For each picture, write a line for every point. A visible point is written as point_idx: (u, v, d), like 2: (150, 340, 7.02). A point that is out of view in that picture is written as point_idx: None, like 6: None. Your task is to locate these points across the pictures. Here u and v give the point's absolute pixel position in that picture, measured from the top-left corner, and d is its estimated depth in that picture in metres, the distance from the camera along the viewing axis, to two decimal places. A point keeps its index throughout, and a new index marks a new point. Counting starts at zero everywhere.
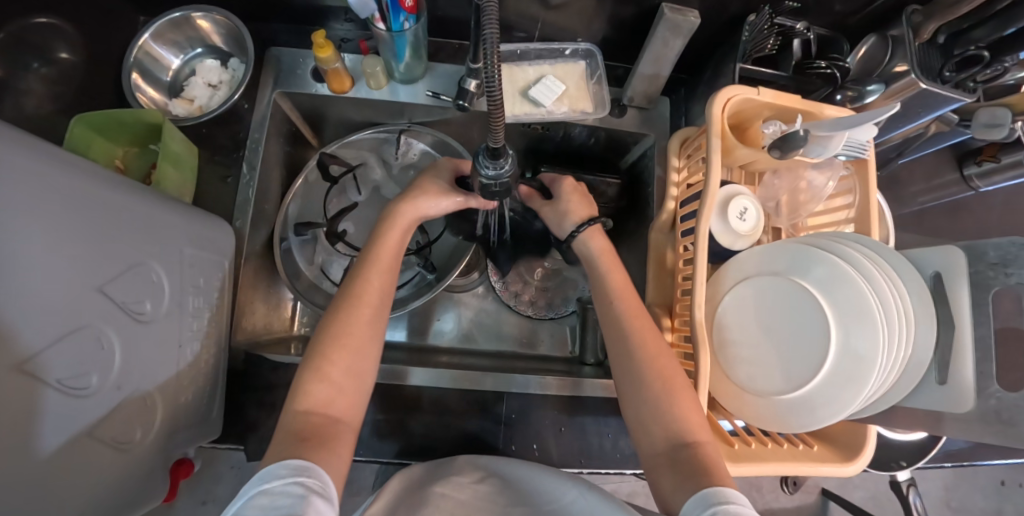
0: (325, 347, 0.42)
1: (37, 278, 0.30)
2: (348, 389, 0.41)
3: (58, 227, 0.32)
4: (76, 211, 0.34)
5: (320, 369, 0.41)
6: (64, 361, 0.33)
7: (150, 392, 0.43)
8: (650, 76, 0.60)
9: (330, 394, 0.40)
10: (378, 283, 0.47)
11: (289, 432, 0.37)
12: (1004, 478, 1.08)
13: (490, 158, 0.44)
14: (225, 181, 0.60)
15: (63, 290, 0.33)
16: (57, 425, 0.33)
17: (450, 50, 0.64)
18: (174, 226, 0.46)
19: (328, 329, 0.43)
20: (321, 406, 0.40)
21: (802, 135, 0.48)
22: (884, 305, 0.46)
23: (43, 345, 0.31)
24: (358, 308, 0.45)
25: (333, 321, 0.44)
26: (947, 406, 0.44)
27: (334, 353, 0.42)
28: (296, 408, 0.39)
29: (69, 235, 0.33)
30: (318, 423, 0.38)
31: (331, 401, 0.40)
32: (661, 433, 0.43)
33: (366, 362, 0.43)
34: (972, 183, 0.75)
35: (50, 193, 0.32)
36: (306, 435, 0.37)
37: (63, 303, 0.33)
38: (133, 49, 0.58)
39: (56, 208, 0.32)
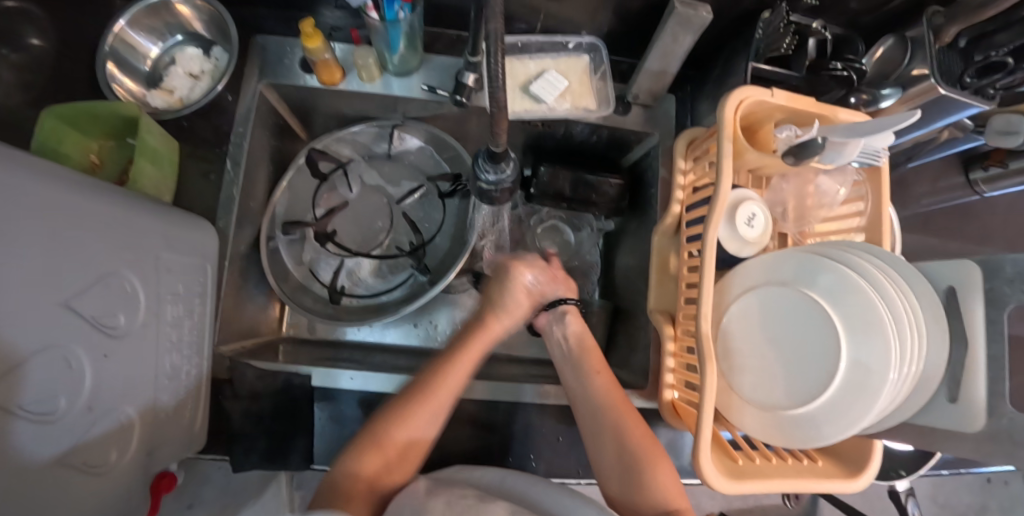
0: (389, 421, 0.47)
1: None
2: (392, 464, 0.46)
3: (17, 238, 0.29)
4: (39, 221, 0.31)
5: (378, 441, 0.46)
6: (29, 386, 0.30)
7: (125, 413, 0.40)
8: (657, 72, 0.57)
9: (378, 466, 0.45)
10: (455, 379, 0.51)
11: (334, 487, 0.43)
12: (989, 475, 1.09)
13: (490, 163, 0.42)
14: (207, 178, 0.57)
15: (24, 308, 0.30)
16: (23, 454, 0.30)
17: (447, 41, 0.61)
18: (151, 231, 0.43)
19: (393, 411, 0.48)
20: (370, 477, 0.45)
21: (819, 143, 0.46)
22: (896, 318, 0.44)
23: (5, 370, 0.28)
24: (420, 404, 0.48)
25: (403, 399, 0.49)
26: (957, 425, 0.43)
27: (393, 429, 0.47)
28: (351, 470, 0.45)
29: (30, 248, 0.30)
30: (358, 489, 0.43)
31: (377, 472, 0.45)
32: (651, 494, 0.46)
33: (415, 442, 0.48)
34: (978, 187, 0.73)
35: (8, 203, 0.29)
36: (347, 497, 0.43)
37: (24, 323, 0.30)
38: (108, 36, 0.54)
39: (14, 218, 0.29)
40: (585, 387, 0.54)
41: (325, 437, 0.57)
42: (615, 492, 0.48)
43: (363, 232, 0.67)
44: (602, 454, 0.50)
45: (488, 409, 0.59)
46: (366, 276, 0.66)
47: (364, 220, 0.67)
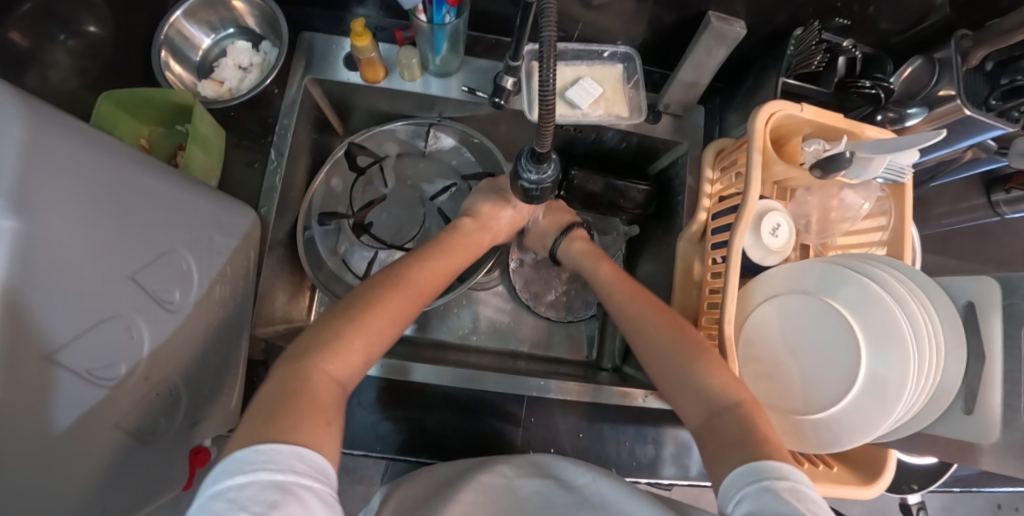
0: (364, 306, 0.41)
1: (69, 266, 0.29)
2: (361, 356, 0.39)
3: (92, 211, 0.31)
4: (110, 197, 0.33)
5: (345, 336, 0.39)
6: (92, 351, 0.32)
7: (174, 384, 0.42)
8: (688, 83, 0.59)
9: (348, 364, 0.38)
10: (426, 278, 0.48)
11: (293, 385, 0.34)
12: (1000, 501, 1.09)
13: (533, 162, 0.43)
14: (251, 166, 0.59)
15: (93, 277, 0.32)
16: (82, 416, 0.32)
17: (486, 44, 0.63)
18: (204, 213, 0.45)
19: (357, 306, 0.42)
20: (338, 370, 0.37)
21: (847, 157, 0.47)
22: (916, 331, 0.46)
23: (70, 336, 0.30)
24: (394, 298, 0.44)
25: (372, 293, 0.43)
26: (973, 437, 0.45)
27: (360, 323, 0.40)
28: (318, 354, 0.37)
29: (105, 222, 0.33)
30: (321, 386, 0.35)
31: (346, 369, 0.38)
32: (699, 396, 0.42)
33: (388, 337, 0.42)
34: (999, 208, 0.74)
35: (83, 178, 0.31)
36: (310, 397, 0.33)
37: (91, 292, 0.32)
38: (164, 26, 0.56)
39: (89, 193, 0.31)
40: (626, 302, 0.54)
41: (350, 423, 0.58)
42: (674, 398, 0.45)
43: (396, 224, 0.68)
44: (649, 362, 0.48)
45: (510, 402, 0.61)
46: None
47: (399, 215, 0.69)
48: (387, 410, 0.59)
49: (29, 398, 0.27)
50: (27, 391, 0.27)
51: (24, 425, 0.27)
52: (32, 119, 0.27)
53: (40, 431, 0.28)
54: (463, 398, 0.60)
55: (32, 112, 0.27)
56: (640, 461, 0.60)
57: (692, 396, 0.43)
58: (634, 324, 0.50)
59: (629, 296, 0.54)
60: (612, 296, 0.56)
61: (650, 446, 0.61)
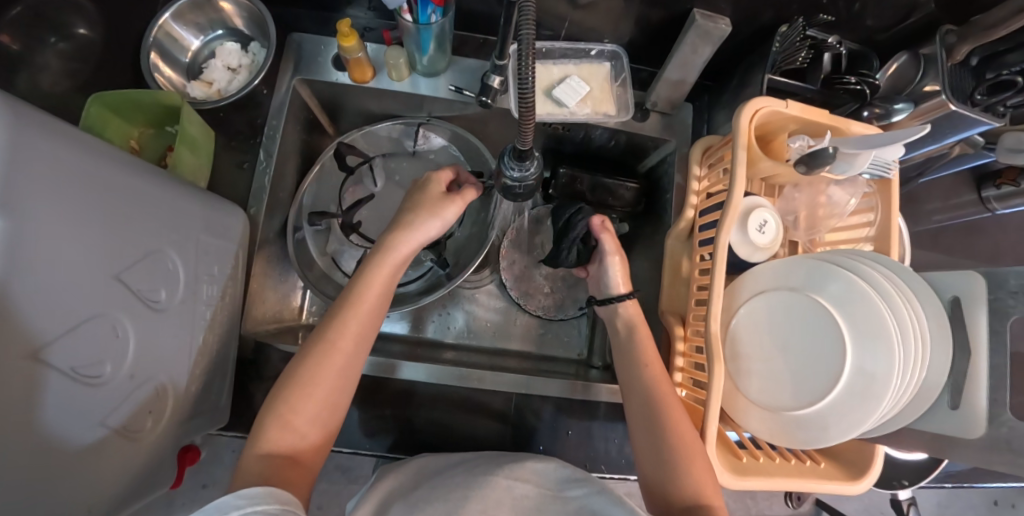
0: (290, 392, 0.42)
1: (53, 267, 0.30)
2: (311, 439, 0.42)
3: (76, 211, 0.31)
4: (95, 197, 0.33)
5: (283, 419, 0.41)
6: (77, 349, 0.33)
7: (162, 384, 0.43)
8: (675, 81, 0.59)
9: (296, 440, 0.41)
10: (356, 323, 0.45)
11: (251, 474, 0.38)
12: (996, 497, 1.09)
13: (516, 160, 0.43)
14: (241, 167, 0.59)
15: (78, 277, 0.32)
16: (68, 414, 0.32)
17: (474, 45, 0.63)
18: (192, 213, 0.46)
19: (295, 376, 0.42)
20: (296, 453, 0.41)
21: (831, 153, 0.48)
22: (901, 327, 0.46)
23: (55, 335, 0.30)
24: (325, 359, 0.43)
25: (306, 359, 0.43)
26: (958, 432, 0.45)
27: (298, 401, 0.42)
28: (257, 452, 0.40)
29: (92, 222, 0.33)
30: (279, 467, 0.39)
31: (304, 449, 0.41)
32: (681, 489, 0.44)
33: (334, 407, 0.44)
34: (990, 204, 0.74)
35: (68, 177, 0.31)
36: (268, 477, 0.38)
37: (78, 290, 0.32)
38: (153, 28, 0.57)
39: (72, 194, 0.31)
40: (639, 377, 0.51)
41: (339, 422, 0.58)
42: (650, 480, 0.47)
43: (385, 223, 0.68)
44: (643, 436, 0.48)
45: (500, 401, 0.61)
46: None
47: (389, 214, 0.69)
48: (377, 408, 0.59)
49: (13, 397, 0.27)
50: (11, 390, 0.27)
51: (8, 424, 0.27)
52: (15, 120, 0.27)
53: (23, 429, 0.29)
54: (454, 397, 0.60)
55: (16, 113, 0.27)
56: (629, 459, 0.60)
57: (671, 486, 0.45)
58: (640, 404, 0.49)
59: (642, 374, 0.51)
60: (624, 368, 0.53)
61: None
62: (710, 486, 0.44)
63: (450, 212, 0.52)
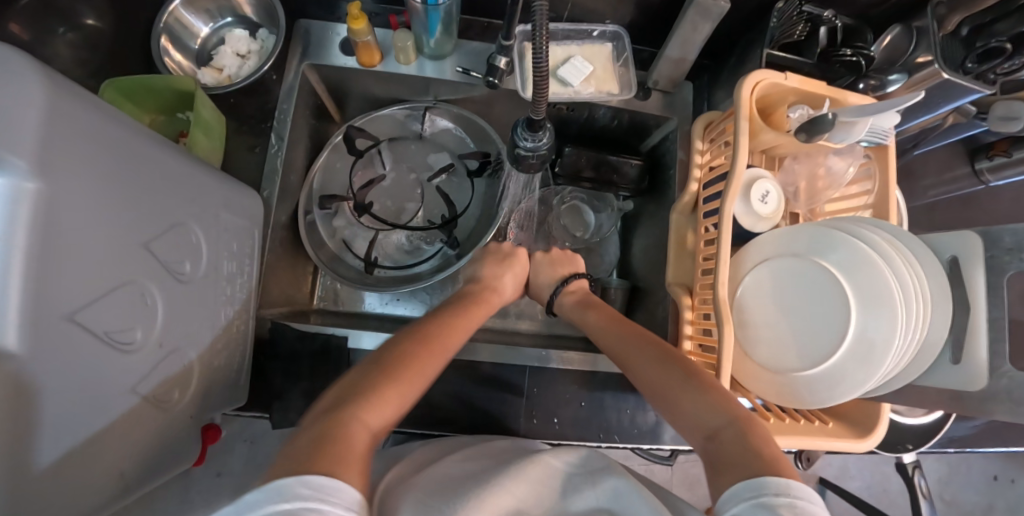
0: (391, 360, 0.40)
1: (87, 231, 0.31)
2: (390, 412, 0.36)
3: (107, 180, 0.32)
4: (124, 167, 0.34)
5: (390, 379, 0.38)
6: (109, 315, 0.34)
7: (186, 354, 0.44)
8: (676, 59, 0.60)
9: (387, 408, 0.36)
10: (453, 339, 0.46)
11: (329, 432, 0.31)
12: (996, 473, 1.13)
13: (528, 131, 0.46)
14: (252, 151, 0.60)
15: (110, 243, 0.33)
16: (102, 377, 0.33)
17: (478, 28, 0.64)
18: (210, 189, 0.46)
19: (399, 353, 0.41)
20: (373, 424, 0.35)
21: (830, 119, 0.49)
22: (903, 288, 0.47)
23: (87, 299, 0.31)
24: (428, 351, 0.43)
25: (405, 341, 0.43)
26: (961, 384, 0.47)
27: (400, 370, 0.39)
28: (352, 408, 0.34)
29: (120, 190, 0.34)
30: (359, 433, 0.32)
31: (378, 423, 0.35)
32: (698, 410, 0.39)
33: (417, 394, 0.40)
34: (983, 176, 0.76)
35: (102, 145, 0.32)
36: (338, 440, 0.31)
37: (111, 256, 0.33)
38: (164, 14, 0.58)
39: (102, 162, 0.32)
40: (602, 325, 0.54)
41: None
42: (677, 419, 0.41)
43: (395, 204, 0.69)
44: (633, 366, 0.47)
45: (513, 375, 0.62)
46: (393, 250, 0.69)
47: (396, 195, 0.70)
48: None
49: (51, 356, 0.28)
50: (50, 349, 0.28)
51: (49, 382, 0.28)
52: (51, 84, 0.27)
53: (66, 386, 0.30)
54: (469, 371, 0.61)
55: (52, 80, 0.28)
56: (641, 428, 0.61)
57: (692, 408, 0.40)
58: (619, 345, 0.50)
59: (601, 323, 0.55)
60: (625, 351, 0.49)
61: (650, 413, 0.61)
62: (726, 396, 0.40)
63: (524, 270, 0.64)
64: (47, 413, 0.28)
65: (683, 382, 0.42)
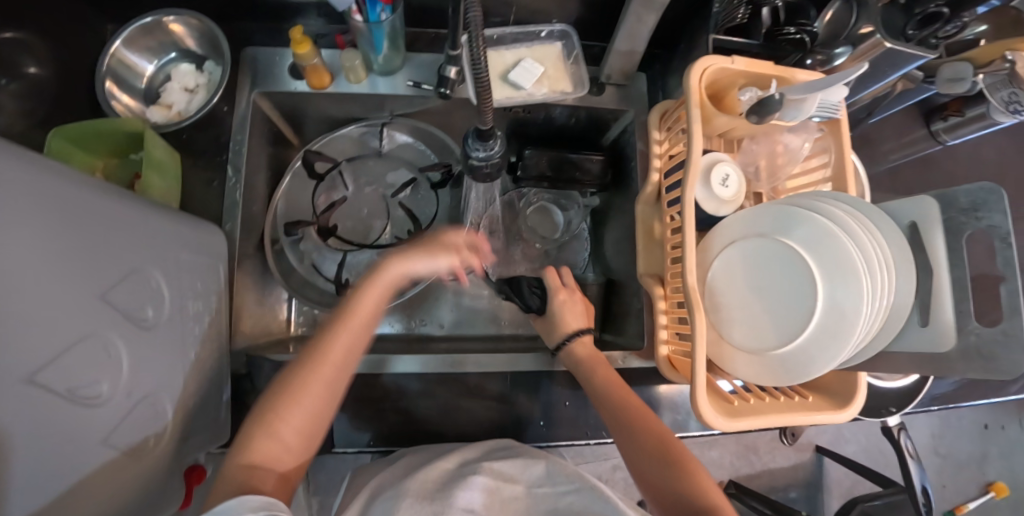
0: (271, 401, 0.44)
1: (42, 290, 0.30)
2: (291, 448, 0.43)
3: (57, 235, 0.32)
4: (73, 221, 0.34)
5: (267, 423, 0.43)
6: (73, 372, 0.33)
7: (158, 400, 0.43)
8: (625, 52, 0.60)
9: (278, 449, 0.43)
10: (348, 339, 0.47)
11: (230, 482, 0.40)
12: (986, 422, 1.22)
13: (479, 141, 0.46)
14: (210, 185, 0.59)
15: (65, 300, 0.32)
16: (69, 435, 0.32)
17: (427, 40, 0.64)
18: (166, 231, 0.46)
19: (285, 388, 0.45)
20: (269, 458, 0.42)
21: (779, 99, 0.49)
22: (866, 258, 0.48)
23: (48, 358, 0.31)
24: (320, 368, 0.45)
25: (290, 376, 0.46)
26: (930, 346, 0.47)
27: (285, 411, 0.43)
28: (233, 461, 0.41)
29: (71, 245, 0.33)
30: (258, 479, 0.40)
31: (277, 453, 0.43)
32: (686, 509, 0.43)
33: (319, 423, 0.46)
34: (939, 137, 0.77)
35: (48, 202, 0.31)
36: (242, 486, 0.39)
37: (67, 312, 0.33)
38: (105, 57, 0.57)
39: (52, 220, 0.31)
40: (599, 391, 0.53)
41: (341, 423, 0.59)
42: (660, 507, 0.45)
43: (361, 224, 0.70)
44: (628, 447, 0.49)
45: (496, 382, 0.61)
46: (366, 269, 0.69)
47: (361, 214, 0.70)
48: (376, 404, 0.60)
49: (17, 421, 0.27)
50: (15, 416, 0.27)
51: (15, 449, 0.27)
52: None
53: (31, 450, 0.29)
54: (452, 383, 0.61)
55: None
56: None
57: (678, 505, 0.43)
58: (614, 417, 0.51)
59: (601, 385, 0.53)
60: (609, 414, 0.52)
61: None
62: (711, 489, 0.44)
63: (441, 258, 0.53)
64: (13, 481, 0.27)
65: (676, 476, 0.45)
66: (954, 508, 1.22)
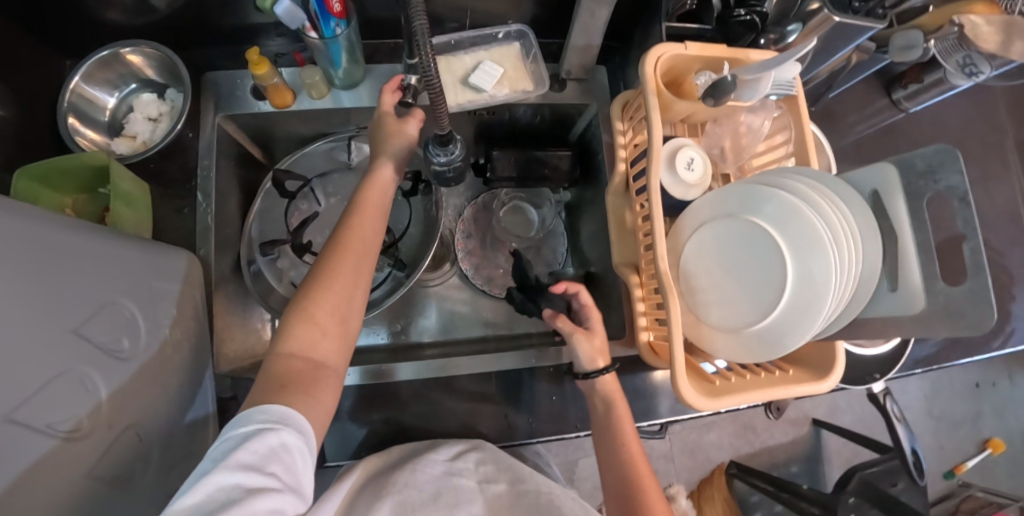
0: (309, 292, 0.43)
1: (11, 328, 0.30)
2: (327, 327, 0.43)
3: (22, 272, 0.31)
4: (41, 256, 0.33)
5: (304, 315, 0.42)
6: (51, 408, 0.33)
7: (142, 430, 0.43)
8: (583, 47, 0.61)
9: (316, 337, 0.42)
10: (368, 235, 0.49)
11: (271, 375, 0.39)
12: (977, 381, 1.35)
13: (439, 146, 0.46)
14: (181, 212, 0.59)
15: (38, 337, 0.32)
16: (47, 470, 0.32)
17: (385, 50, 0.65)
18: (137, 260, 0.46)
19: (313, 279, 0.44)
20: (307, 352, 0.41)
21: (732, 81, 0.50)
22: (832, 229, 0.49)
23: (21, 399, 0.30)
24: (353, 258, 0.46)
25: (317, 268, 0.45)
26: (902, 309, 0.47)
27: (317, 298, 0.43)
28: (278, 354, 0.40)
29: (43, 283, 0.33)
30: (299, 369, 0.40)
31: (317, 350, 0.42)
32: None
33: (349, 303, 0.45)
34: (902, 105, 0.79)
35: (18, 241, 0.31)
36: (286, 381, 0.39)
37: (40, 353, 0.32)
38: (65, 93, 0.57)
39: (24, 261, 0.32)
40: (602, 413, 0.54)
41: (331, 437, 0.59)
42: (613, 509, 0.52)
43: None
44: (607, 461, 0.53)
45: (483, 383, 0.62)
46: None
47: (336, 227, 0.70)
48: (364, 415, 0.60)
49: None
50: None
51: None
52: None
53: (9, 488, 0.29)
54: (438, 388, 0.61)
55: None
56: None
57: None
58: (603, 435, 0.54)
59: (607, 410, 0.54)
60: (600, 441, 0.54)
61: None
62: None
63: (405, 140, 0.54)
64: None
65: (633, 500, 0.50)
66: (952, 469, 1.31)
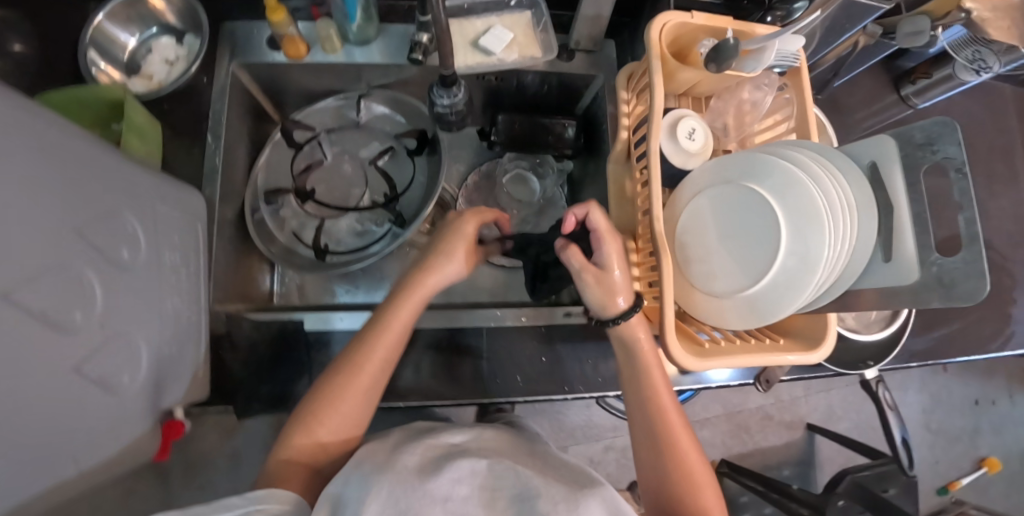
0: (316, 406, 0.46)
1: (16, 206, 0.30)
2: (331, 449, 0.47)
3: (32, 156, 0.32)
4: (52, 150, 0.34)
5: (308, 427, 0.46)
6: (46, 296, 0.33)
7: (136, 343, 0.43)
8: (592, 17, 0.61)
9: (334, 422, 0.46)
10: (378, 381, 0.49)
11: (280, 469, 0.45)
12: (977, 398, 1.33)
13: (444, 89, 0.51)
14: (190, 152, 0.61)
15: (40, 224, 0.33)
16: (39, 355, 0.33)
17: (399, 12, 0.66)
18: (142, 181, 0.46)
19: (316, 404, 0.47)
20: (320, 441, 0.46)
21: (732, 45, 0.51)
22: (828, 200, 0.48)
23: (19, 276, 0.31)
24: (381, 336, 0.49)
25: (332, 379, 0.48)
26: (896, 280, 0.46)
27: (326, 415, 0.46)
28: (282, 455, 0.45)
29: (49, 173, 0.34)
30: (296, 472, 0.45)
31: (328, 432, 0.46)
32: (667, 491, 0.50)
33: (354, 418, 0.48)
34: (910, 101, 0.80)
35: (29, 127, 0.32)
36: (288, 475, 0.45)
37: (40, 237, 0.33)
38: (88, 29, 0.59)
39: (34, 147, 0.32)
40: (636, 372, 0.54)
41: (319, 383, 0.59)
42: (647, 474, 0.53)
43: (337, 188, 0.71)
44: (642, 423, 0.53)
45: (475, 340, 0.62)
46: (344, 235, 0.70)
47: (339, 181, 0.71)
48: None
49: None
50: None
51: None
52: None
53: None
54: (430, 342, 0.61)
55: None
56: (605, 376, 0.61)
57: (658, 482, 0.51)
58: (637, 394, 0.54)
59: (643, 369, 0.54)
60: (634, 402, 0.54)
61: (612, 359, 0.62)
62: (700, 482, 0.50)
63: (455, 251, 0.53)
64: None
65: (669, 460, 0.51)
66: (947, 485, 1.30)
